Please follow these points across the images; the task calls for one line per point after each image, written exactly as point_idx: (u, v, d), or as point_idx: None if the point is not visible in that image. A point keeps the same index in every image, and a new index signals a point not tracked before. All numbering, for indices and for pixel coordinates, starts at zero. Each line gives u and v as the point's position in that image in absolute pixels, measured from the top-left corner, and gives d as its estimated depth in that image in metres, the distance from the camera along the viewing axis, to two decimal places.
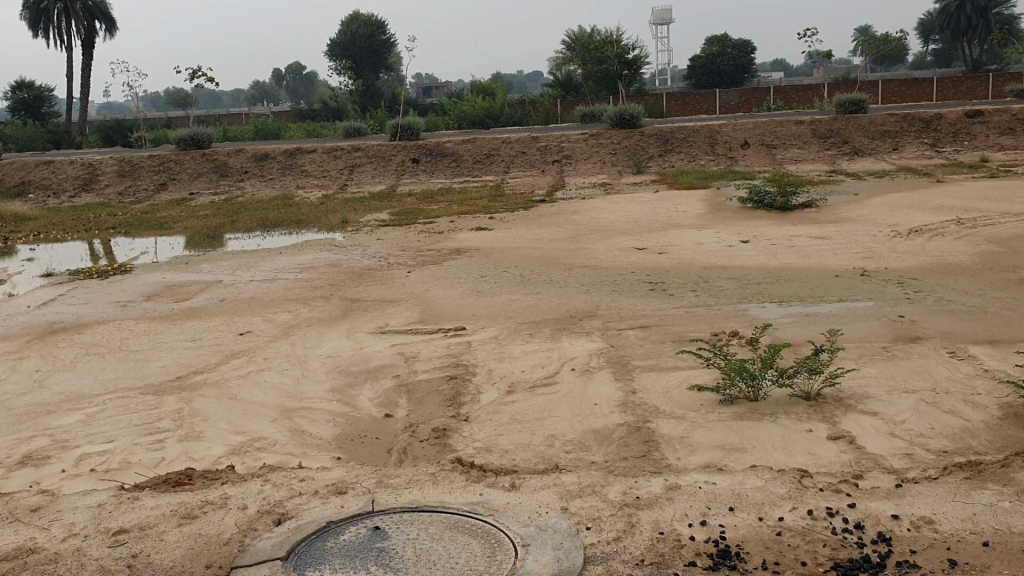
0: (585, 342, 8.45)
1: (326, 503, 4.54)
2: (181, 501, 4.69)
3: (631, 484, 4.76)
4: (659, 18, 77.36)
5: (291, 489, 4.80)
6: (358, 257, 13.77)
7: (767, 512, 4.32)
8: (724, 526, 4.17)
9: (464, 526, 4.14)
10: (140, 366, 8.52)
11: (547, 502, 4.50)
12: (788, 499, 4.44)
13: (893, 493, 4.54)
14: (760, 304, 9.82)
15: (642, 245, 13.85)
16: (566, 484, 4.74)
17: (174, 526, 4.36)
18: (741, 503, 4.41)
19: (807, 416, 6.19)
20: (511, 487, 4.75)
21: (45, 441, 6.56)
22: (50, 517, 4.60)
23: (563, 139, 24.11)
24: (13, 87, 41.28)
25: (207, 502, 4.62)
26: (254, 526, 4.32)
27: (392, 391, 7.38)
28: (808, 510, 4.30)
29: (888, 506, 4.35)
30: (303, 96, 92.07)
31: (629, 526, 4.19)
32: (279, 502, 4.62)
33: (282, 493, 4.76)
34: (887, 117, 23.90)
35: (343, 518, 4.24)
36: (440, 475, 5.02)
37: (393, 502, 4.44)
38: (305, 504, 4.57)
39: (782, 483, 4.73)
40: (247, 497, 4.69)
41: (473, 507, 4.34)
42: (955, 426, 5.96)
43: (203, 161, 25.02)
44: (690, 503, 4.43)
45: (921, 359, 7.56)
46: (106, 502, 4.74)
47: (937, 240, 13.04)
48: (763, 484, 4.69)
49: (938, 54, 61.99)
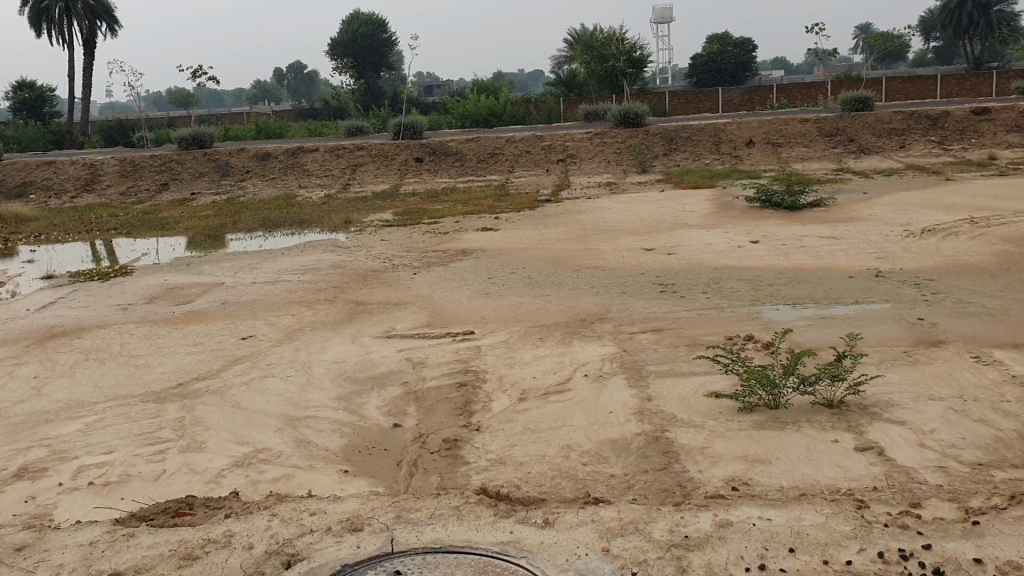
0: (596, 346, 8.24)
1: (341, 542, 4.30)
2: (181, 539, 4.45)
3: (671, 517, 4.48)
4: (661, 16, 77.05)
5: (302, 524, 4.56)
6: (363, 259, 13.53)
7: (831, 553, 4.00)
8: (786, 571, 3.86)
9: (492, 571, 3.91)
10: (140, 373, 8.31)
11: (583, 540, 4.24)
12: (854, 538, 4.13)
13: (966, 531, 4.21)
14: (773, 306, 9.61)
15: (650, 245, 13.61)
16: (602, 518, 4.46)
17: (173, 568, 4.13)
18: (800, 543, 4.10)
19: (832, 426, 5.97)
20: (542, 521, 4.48)
21: (43, 452, 6.35)
22: (39, 557, 4.37)
23: (567, 138, 23.89)
24: (15, 87, 41.05)
25: (210, 541, 4.39)
26: (261, 570, 4.08)
27: (399, 400, 7.16)
28: (877, 552, 3.98)
29: (964, 548, 4.01)
30: (305, 96, 91.56)
31: (678, 572, 3.90)
32: (288, 540, 4.38)
33: (293, 529, 4.52)
34: (893, 114, 23.62)
35: (360, 564, 4.01)
36: (463, 506, 4.73)
37: (416, 543, 4.21)
38: (318, 543, 4.32)
39: (842, 517, 4.41)
40: (254, 534, 4.45)
41: (502, 549, 4.12)
42: (990, 436, 5.73)
43: (204, 161, 24.80)
44: (743, 542, 4.14)
45: (945, 364, 7.33)
46: (100, 540, 4.50)
47: (950, 239, 12.81)
48: (816, 516, 4.41)
49: (939, 51, 61.69)
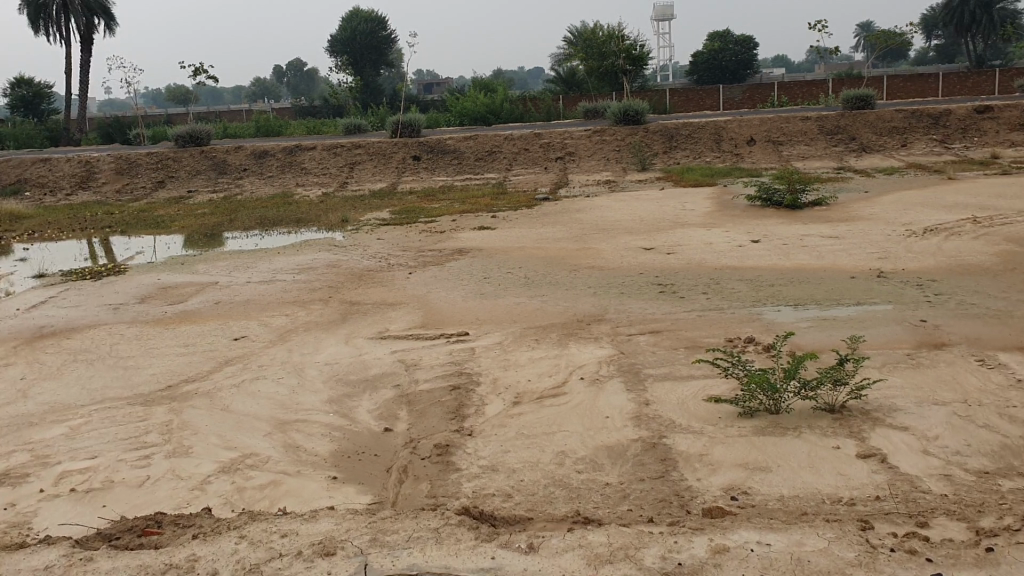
0: (593, 348, 8.09)
1: (310, 569, 4.10)
2: (145, 563, 4.29)
3: (665, 539, 4.30)
4: (661, 13, 76.77)
5: (272, 546, 4.37)
6: (359, 258, 13.39)
7: None
8: None
9: None
10: (128, 374, 8.16)
11: (570, 567, 4.05)
12: (859, 567, 3.91)
13: (975, 555, 4.03)
14: (775, 307, 9.46)
15: (649, 244, 13.47)
16: (591, 545, 4.24)
17: None
18: (801, 570, 3.91)
19: (833, 431, 5.82)
20: (527, 547, 4.28)
21: (25, 457, 6.21)
22: None
23: (566, 136, 23.74)
24: (12, 84, 40.87)
25: (174, 566, 4.23)
26: None
27: (392, 403, 7.01)
28: None
29: None
30: (304, 94, 91.29)
31: None
32: (256, 565, 4.20)
33: (262, 553, 4.33)
34: (895, 113, 23.44)
35: None
36: (444, 529, 4.54)
37: (390, 570, 4.04)
38: (286, 569, 4.13)
39: (847, 543, 4.18)
40: (219, 560, 4.27)
41: None
42: (995, 443, 5.58)
43: (201, 159, 24.66)
44: (740, 571, 3.93)
45: (949, 367, 7.18)
46: (57, 564, 4.35)
47: (953, 239, 12.65)
48: (819, 542, 4.18)
49: (941, 49, 61.53)
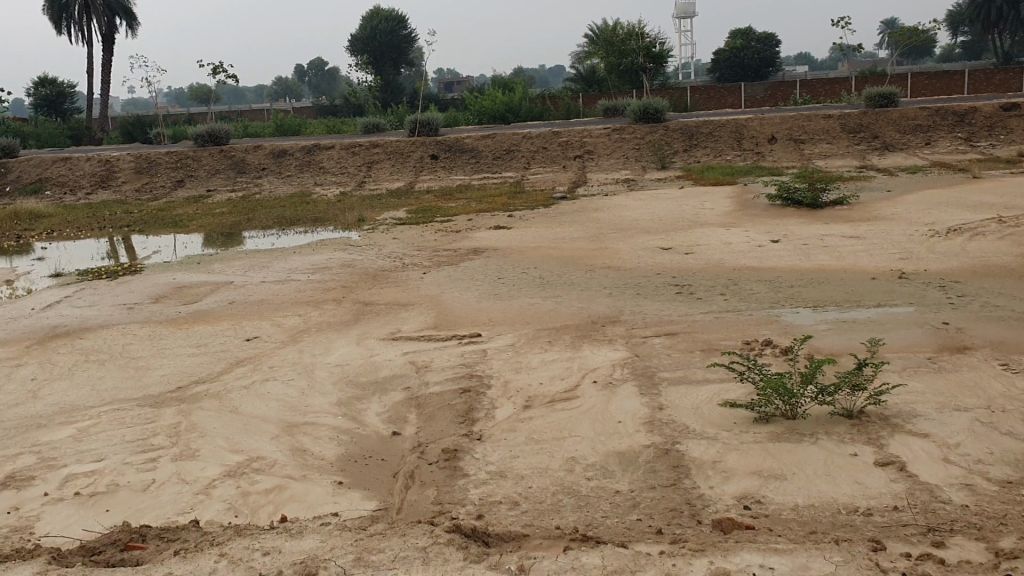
0: (607, 350, 7.97)
1: None
2: None
3: (665, 558, 4.14)
4: (683, 11, 76.33)
5: (255, 566, 4.24)
6: (374, 258, 13.32)
7: None
8: None
9: None
10: (139, 375, 8.11)
11: None
12: None
13: None
14: (794, 309, 9.29)
15: (667, 244, 13.31)
16: (586, 567, 4.07)
17: None
18: None
19: (851, 438, 5.67)
20: (518, 570, 4.12)
21: (31, 459, 6.17)
22: None
23: (585, 134, 23.60)
24: (35, 84, 41.19)
25: None
26: None
27: (401, 406, 6.92)
28: None
29: None
30: (326, 93, 91.57)
31: None
32: None
33: (244, 573, 4.19)
34: (919, 111, 23.11)
35: None
36: (433, 549, 4.36)
37: None
38: None
39: (855, 567, 3.97)
40: None
41: None
42: (1018, 452, 5.40)
43: (220, 158, 24.72)
44: None
45: (971, 372, 7.00)
46: None
47: (977, 240, 12.40)
48: (824, 566, 3.97)
49: (968, 46, 60.83)
